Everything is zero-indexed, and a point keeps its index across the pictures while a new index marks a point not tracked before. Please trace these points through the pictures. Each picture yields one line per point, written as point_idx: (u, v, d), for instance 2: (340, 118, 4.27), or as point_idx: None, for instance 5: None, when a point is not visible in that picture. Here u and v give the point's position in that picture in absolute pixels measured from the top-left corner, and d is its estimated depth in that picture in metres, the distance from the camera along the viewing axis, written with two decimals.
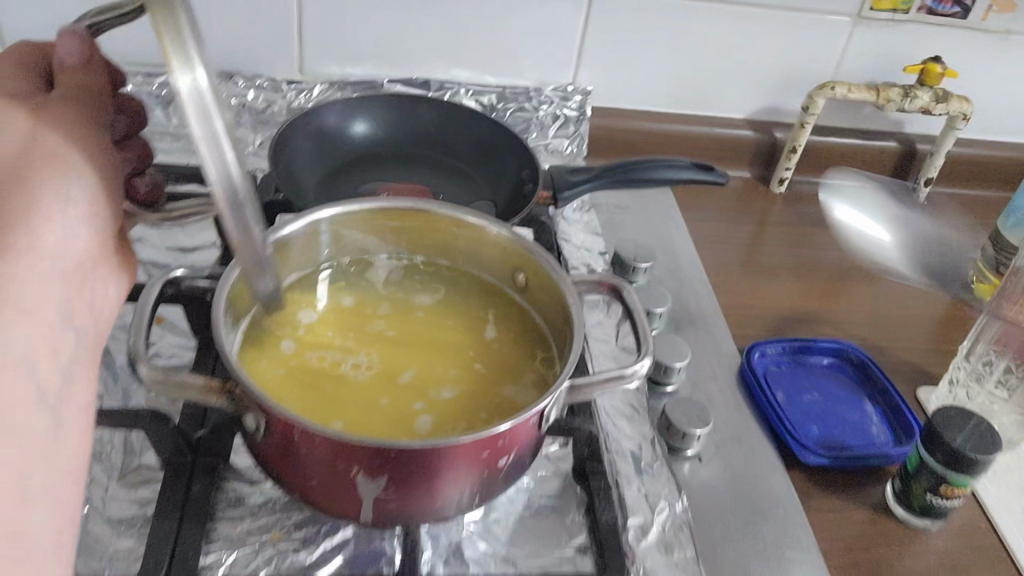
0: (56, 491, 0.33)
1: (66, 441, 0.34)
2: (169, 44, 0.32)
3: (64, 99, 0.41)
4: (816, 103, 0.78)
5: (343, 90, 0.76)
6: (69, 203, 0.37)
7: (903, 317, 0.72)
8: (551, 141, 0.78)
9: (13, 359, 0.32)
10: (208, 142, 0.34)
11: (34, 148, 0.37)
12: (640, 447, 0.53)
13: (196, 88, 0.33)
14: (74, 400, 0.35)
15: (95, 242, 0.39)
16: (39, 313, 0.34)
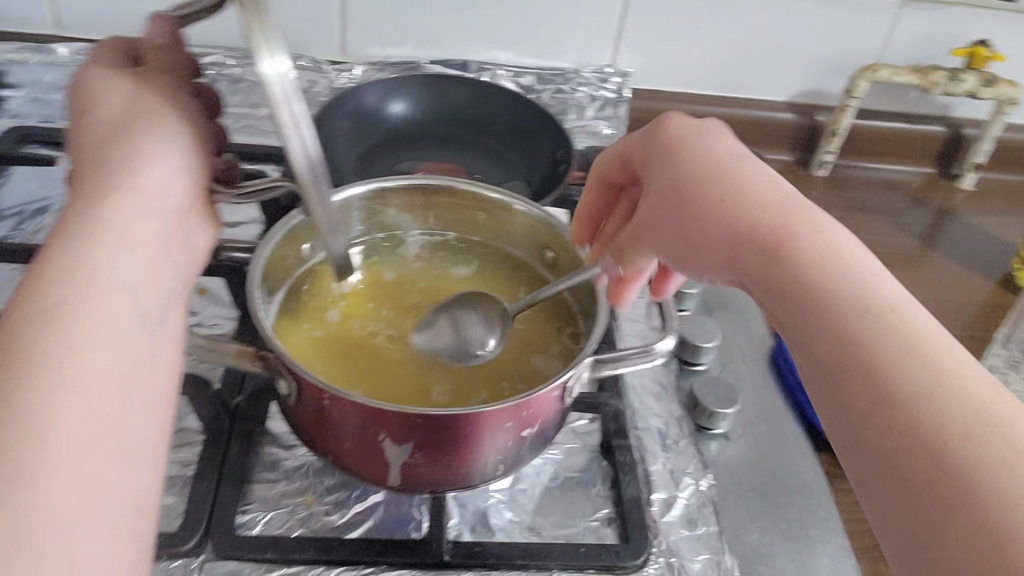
0: (152, 408, 0.33)
1: (162, 364, 0.35)
2: (252, 32, 0.32)
3: (156, 76, 0.43)
4: (858, 86, 0.77)
5: (383, 71, 0.77)
6: (166, 154, 0.41)
7: (941, 304, 0.71)
8: (590, 123, 0.78)
9: (116, 283, 0.34)
10: (292, 130, 0.34)
11: (137, 117, 0.41)
12: (667, 425, 0.54)
13: (280, 81, 0.33)
14: (168, 331, 0.37)
15: (186, 197, 0.42)
16: (141, 249, 0.37)
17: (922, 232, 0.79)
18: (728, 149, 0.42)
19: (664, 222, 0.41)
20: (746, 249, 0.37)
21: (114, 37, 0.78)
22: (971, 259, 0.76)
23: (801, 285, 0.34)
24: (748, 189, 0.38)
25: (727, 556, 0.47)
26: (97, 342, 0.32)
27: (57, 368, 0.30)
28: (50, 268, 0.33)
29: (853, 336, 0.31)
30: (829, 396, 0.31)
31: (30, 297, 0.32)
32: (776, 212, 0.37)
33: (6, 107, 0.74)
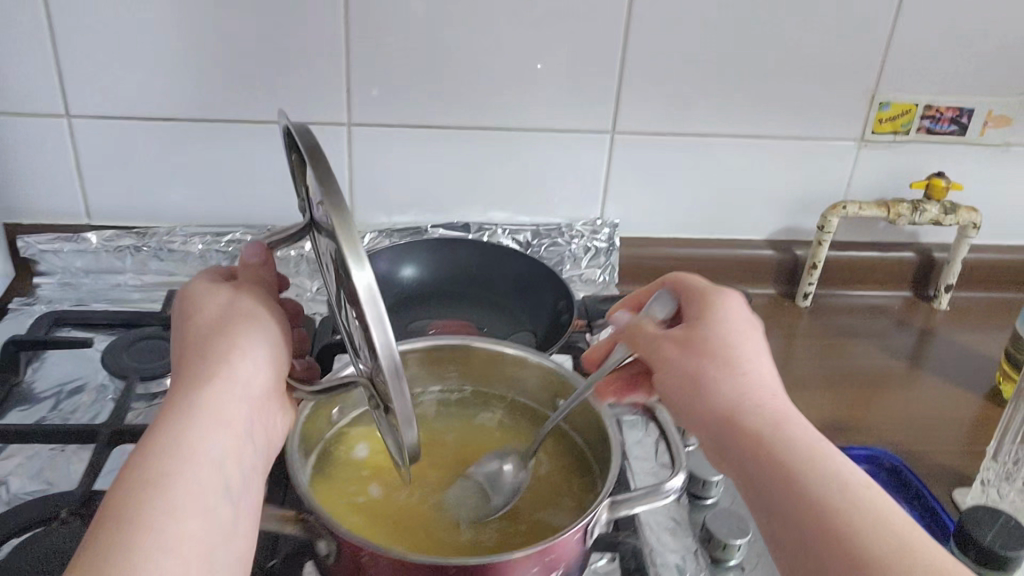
0: (228, 571, 0.40)
1: (242, 532, 0.42)
2: (345, 241, 0.41)
3: (251, 284, 0.52)
4: (830, 222, 0.83)
5: (391, 236, 0.83)
6: (254, 351, 0.47)
7: (934, 421, 0.74)
8: (586, 271, 0.85)
9: (209, 460, 0.42)
10: (376, 325, 0.40)
11: (232, 315, 0.49)
12: (684, 559, 0.56)
13: (367, 281, 0.40)
14: (250, 501, 0.44)
15: (275, 381, 0.48)
16: (229, 430, 0.44)
17: (908, 353, 0.83)
18: (744, 322, 0.51)
19: (675, 379, 0.49)
20: (741, 416, 0.46)
21: (138, 222, 0.84)
22: (957, 375, 0.80)
23: (789, 456, 0.43)
24: (748, 369, 0.48)
25: None
26: (186, 516, 0.39)
27: (155, 537, 0.38)
28: (157, 449, 0.41)
29: (829, 504, 0.41)
30: (798, 547, 0.41)
31: (139, 472, 0.40)
32: (770, 395, 0.47)
33: (39, 295, 0.79)
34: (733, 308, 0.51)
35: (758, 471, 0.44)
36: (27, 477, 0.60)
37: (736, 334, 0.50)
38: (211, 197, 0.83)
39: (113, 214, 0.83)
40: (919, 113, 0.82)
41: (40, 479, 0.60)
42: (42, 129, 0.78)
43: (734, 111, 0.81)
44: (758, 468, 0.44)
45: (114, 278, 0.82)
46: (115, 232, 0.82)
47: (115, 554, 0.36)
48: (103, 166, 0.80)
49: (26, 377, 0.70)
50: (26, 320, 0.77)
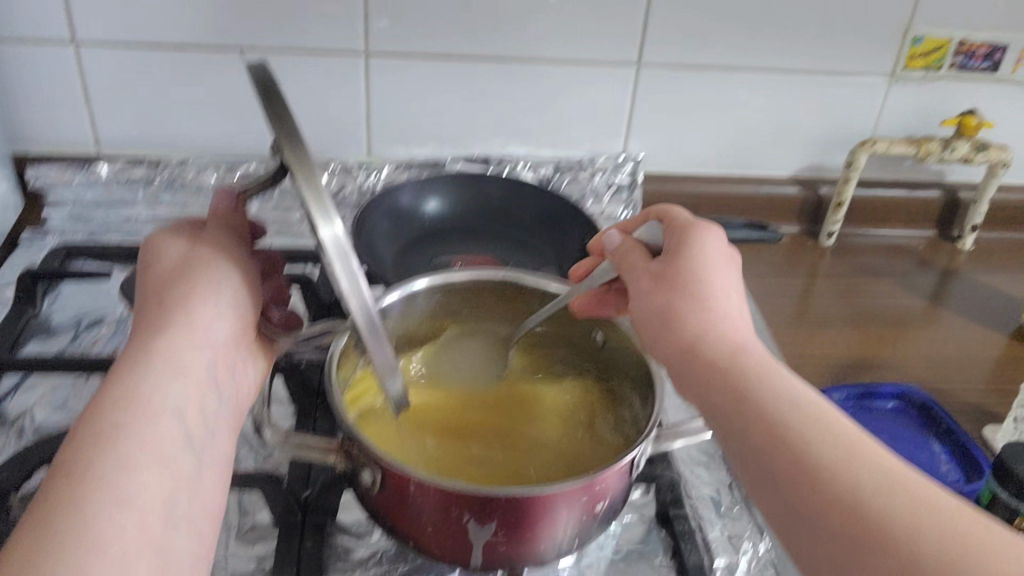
0: (194, 530, 0.36)
1: (206, 488, 0.38)
2: (308, 201, 0.38)
3: (216, 228, 0.48)
4: (858, 159, 0.82)
5: (410, 170, 0.82)
6: (219, 294, 0.44)
7: (959, 359, 0.74)
8: (607, 209, 0.83)
9: (167, 411, 0.38)
10: (347, 282, 0.39)
11: (192, 262, 0.45)
12: (718, 492, 0.56)
13: (334, 237, 0.38)
14: (213, 458, 0.40)
15: (238, 331, 0.45)
16: (189, 380, 0.40)
17: (931, 292, 0.82)
18: (717, 252, 0.44)
19: (645, 314, 0.44)
20: (706, 346, 0.41)
21: (149, 153, 0.82)
22: (981, 315, 0.80)
23: (751, 382, 0.39)
24: (716, 299, 0.42)
25: None
26: (145, 467, 0.35)
27: (108, 492, 0.33)
28: (107, 400, 0.37)
29: (787, 431, 0.37)
30: (769, 485, 0.36)
31: (90, 422, 0.36)
32: (736, 326, 0.42)
33: (50, 226, 0.78)
34: (705, 235, 0.45)
35: (721, 406, 0.39)
36: (51, 408, 0.59)
37: (701, 258, 0.44)
38: (225, 127, 0.81)
39: (124, 143, 0.81)
40: (953, 50, 0.80)
41: (64, 411, 0.59)
42: (48, 55, 0.75)
43: (764, 44, 0.79)
44: (722, 406, 0.39)
45: (126, 210, 0.80)
46: (126, 163, 0.80)
47: (65, 510, 0.32)
48: (112, 94, 0.78)
49: (42, 309, 0.69)
50: (40, 251, 0.75)
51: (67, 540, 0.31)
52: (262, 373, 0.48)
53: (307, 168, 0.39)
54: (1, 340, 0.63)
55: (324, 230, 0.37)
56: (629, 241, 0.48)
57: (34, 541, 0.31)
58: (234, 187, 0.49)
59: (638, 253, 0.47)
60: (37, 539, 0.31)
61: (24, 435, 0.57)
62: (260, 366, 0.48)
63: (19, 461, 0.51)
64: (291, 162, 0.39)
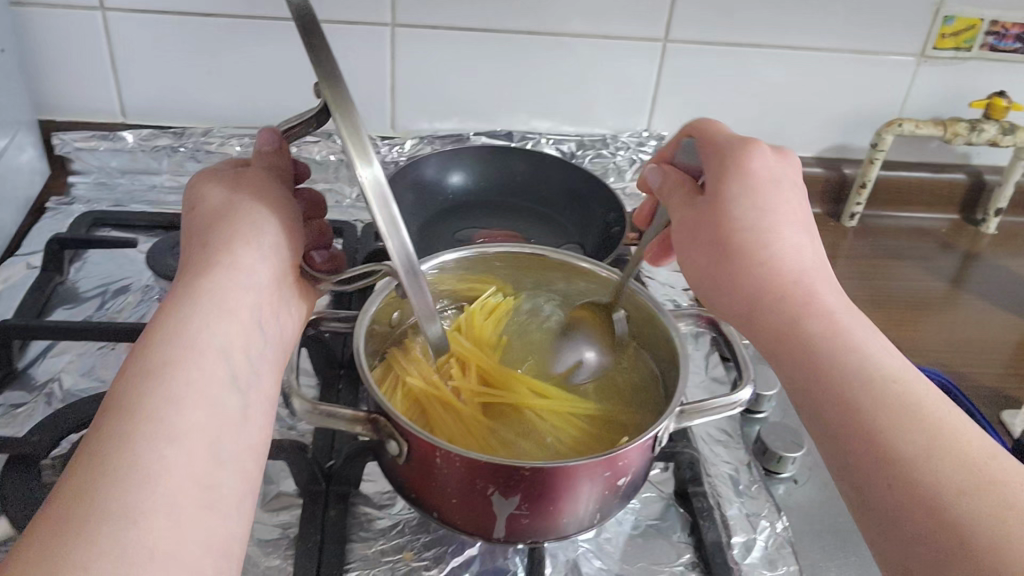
0: (243, 464, 0.36)
1: (254, 424, 0.37)
2: (350, 146, 0.37)
3: (257, 174, 0.48)
4: (885, 140, 0.81)
5: (433, 144, 0.82)
6: (259, 237, 0.44)
7: (980, 341, 0.74)
8: (630, 184, 0.83)
9: (212, 348, 0.37)
10: (387, 225, 0.38)
11: (235, 205, 0.45)
12: (736, 470, 0.57)
13: (374, 178, 0.37)
14: (261, 394, 0.39)
15: (280, 274, 0.44)
16: (232, 320, 0.39)
17: (952, 275, 0.82)
18: (770, 180, 0.46)
19: (681, 233, 0.47)
20: (768, 303, 0.43)
21: (173, 122, 0.82)
22: (1003, 299, 0.80)
23: (826, 351, 0.40)
24: (777, 252, 0.44)
25: None
26: (193, 404, 0.35)
27: (160, 426, 0.33)
28: (153, 340, 0.37)
29: (861, 407, 0.37)
30: (842, 456, 0.38)
31: (137, 364, 0.35)
32: (804, 282, 0.43)
33: (75, 194, 0.78)
34: (760, 162, 0.46)
35: (795, 375, 0.40)
36: (78, 374, 0.60)
37: (764, 204, 0.45)
38: (250, 98, 0.81)
39: (150, 111, 0.81)
40: (984, 30, 0.79)
41: (92, 376, 0.61)
42: (78, 21, 0.75)
43: (793, 21, 0.78)
44: (797, 376, 0.40)
45: (150, 178, 0.81)
46: (151, 132, 0.80)
47: (114, 444, 0.32)
48: (138, 61, 0.78)
49: (69, 277, 0.70)
50: (66, 218, 0.76)
51: (116, 472, 0.31)
52: (300, 318, 0.47)
53: (346, 109, 0.38)
54: (29, 306, 0.64)
55: (367, 174, 0.37)
56: (671, 174, 0.50)
57: (86, 473, 0.31)
58: (276, 127, 0.49)
59: (680, 190, 0.49)
60: (87, 472, 0.31)
61: (53, 400, 0.58)
62: (304, 309, 0.47)
63: (48, 427, 0.52)
64: (333, 106, 0.37)
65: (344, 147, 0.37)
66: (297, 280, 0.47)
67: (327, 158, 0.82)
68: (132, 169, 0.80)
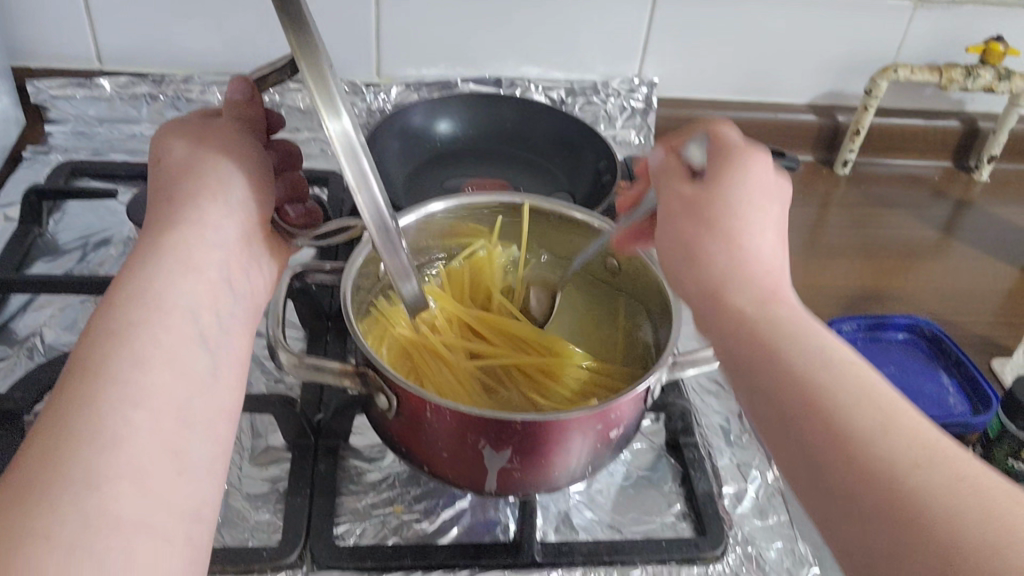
0: (211, 427, 0.35)
1: (224, 386, 0.37)
2: (315, 97, 0.35)
3: (223, 124, 0.46)
4: (880, 86, 0.80)
5: (419, 91, 0.80)
6: (227, 193, 0.43)
7: (971, 290, 0.74)
8: (620, 132, 0.82)
9: (178, 309, 0.36)
10: (356, 180, 0.37)
11: (200, 158, 0.43)
12: (727, 420, 0.57)
13: (343, 131, 0.36)
14: (232, 356, 0.38)
15: (248, 229, 0.43)
16: (200, 280, 0.38)
17: (944, 223, 0.82)
18: (763, 183, 0.39)
19: (667, 242, 0.40)
20: (730, 289, 0.38)
21: (150, 69, 0.80)
22: (995, 247, 0.79)
23: (771, 341, 0.36)
24: (746, 241, 0.38)
25: (801, 543, 0.50)
26: (158, 366, 0.34)
27: (125, 389, 0.32)
28: (117, 298, 0.35)
29: (814, 394, 0.34)
30: (791, 447, 0.34)
31: (101, 321, 0.34)
32: (763, 272, 0.38)
33: (51, 143, 0.76)
34: (759, 167, 0.40)
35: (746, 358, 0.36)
36: (61, 328, 0.59)
37: (751, 204, 0.39)
38: (231, 43, 0.79)
39: (126, 58, 0.79)
40: None
41: (74, 330, 0.59)
42: None
43: None
44: (744, 364, 0.36)
45: (129, 127, 0.79)
46: (129, 79, 0.78)
47: (79, 407, 0.31)
48: (112, 5, 0.75)
49: (48, 228, 0.68)
50: (43, 168, 0.74)
51: (80, 435, 0.30)
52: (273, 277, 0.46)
53: (314, 57, 0.35)
54: (7, 260, 0.63)
55: (336, 127, 0.35)
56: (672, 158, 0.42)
57: (48, 436, 0.30)
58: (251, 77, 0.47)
59: (680, 172, 0.41)
60: (50, 435, 0.30)
61: (36, 354, 0.57)
62: (276, 267, 0.46)
63: (32, 382, 0.51)
64: (298, 55, 0.35)
65: (311, 98, 0.35)
66: (266, 236, 0.46)
67: (311, 106, 0.80)
68: (110, 117, 0.78)
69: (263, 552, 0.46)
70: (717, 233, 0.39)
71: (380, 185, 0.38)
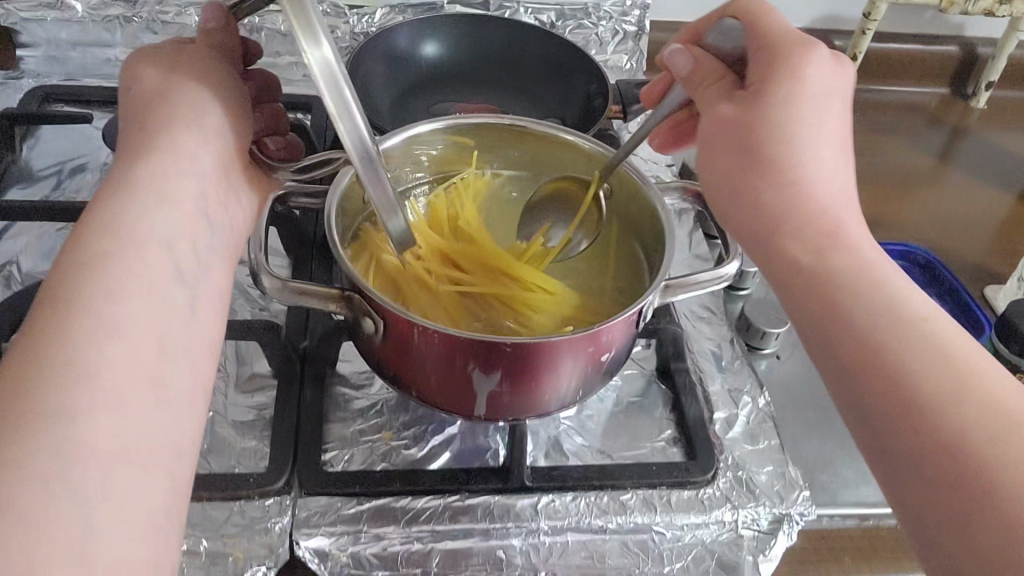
0: (193, 361, 0.34)
1: (204, 320, 0.36)
2: (293, 24, 0.33)
3: (198, 51, 0.44)
4: (878, 9, 0.77)
5: (404, 14, 0.77)
6: (201, 120, 0.41)
7: (966, 218, 0.73)
8: (612, 57, 0.79)
9: (156, 239, 0.35)
10: (337, 108, 0.35)
11: (173, 85, 0.41)
12: (719, 346, 0.56)
13: (324, 60, 0.33)
14: (211, 289, 0.37)
15: (224, 160, 0.42)
16: (178, 210, 0.37)
17: (940, 150, 0.80)
18: (822, 91, 0.40)
19: (720, 163, 0.41)
20: (787, 223, 0.38)
21: None
22: (990, 175, 0.78)
23: (843, 292, 0.34)
24: (807, 165, 0.39)
25: (792, 467, 0.49)
26: (134, 298, 0.32)
27: (100, 320, 0.31)
28: (89, 228, 0.34)
29: (880, 350, 0.32)
30: (853, 404, 0.32)
31: (72, 252, 0.33)
32: (825, 206, 0.38)
33: (23, 68, 0.74)
34: (813, 71, 0.40)
35: (804, 306, 0.36)
36: (38, 257, 0.58)
37: (802, 119, 0.39)
38: None
39: None
40: None
41: (52, 259, 0.58)
42: None
43: None
44: (809, 313, 0.35)
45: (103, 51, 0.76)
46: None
47: (52, 338, 0.29)
48: None
49: (22, 155, 0.66)
50: (14, 93, 0.71)
51: (54, 365, 0.29)
52: (251, 210, 0.45)
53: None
54: None
55: (316, 55, 0.33)
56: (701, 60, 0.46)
57: (19, 367, 0.29)
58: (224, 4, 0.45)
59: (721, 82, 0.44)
60: (20, 365, 0.29)
61: (13, 282, 0.56)
62: (254, 202, 0.45)
63: (8, 310, 0.49)
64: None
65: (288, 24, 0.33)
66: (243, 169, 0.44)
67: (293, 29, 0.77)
68: (83, 41, 0.75)
69: (250, 479, 0.45)
70: (769, 156, 0.39)
71: (364, 118, 0.37)
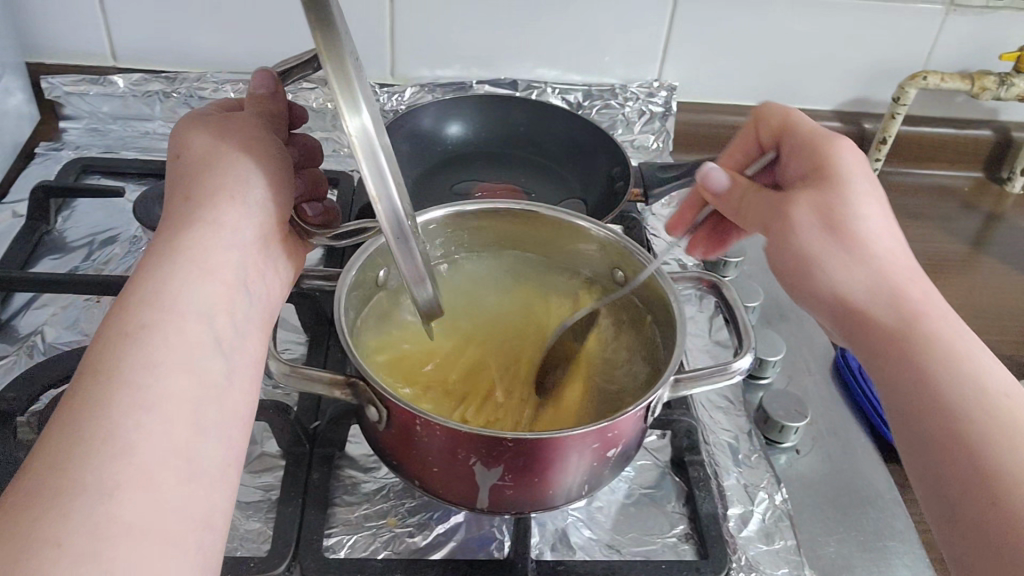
0: (227, 429, 0.34)
1: (239, 388, 0.36)
2: (336, 90, 0.34)
3: (244, 119, 0.44)
4: (908, 94, 0.77)
5: (434, 92, 0.79)
6: (247, 191, 0.41)
7: (1000, 307, 0.71)
8: (637, 137, 0.80)
9: (195, 311, 0.35)
10: (374, 180, 0.35)
11: (220, 153, 0.41)
12: (737, 439, 0.55)
13: (362, 127, 0.34)
14: (246, 356, 0.37)
15: (267, 230, 0.42)
16: (215, 280, 0.37)
17: (974, 236, 0.79)
18: (856, 165, 0.46)
19: (778, 249, 0.46)
20: (869, 307, 0.42)
21: (165, 66, 0.79)
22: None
23: (921, 344, 0.40)
24: (876, 245, 0.43)
25: (807, 570, 0.47)
26: (173, 367, 0.33)
27: (136, 393, 0.31)
28: (131, 299, 0.34)
29: (971, 447, 0.36)
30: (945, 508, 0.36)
31: (113, 325, 0.33)
32: (907, 280, 0.42)
33: (65, 140, 0.76)
34: (845, 158, 0.46)
35: (900, 391, 0.39)
36: (63, 327, 0.59)
37: (870, 199, 0.44)
38: (247, 41, 0.78)
39: (142, 56, 0.78)
40: None
41: (76, 329, 0.59)
42: None
43: None
44: (890, 383, 0.40)
45: (143, 124, 0.79)
46: (143, 76, 0.78)
47: (90, 412, 0.30)
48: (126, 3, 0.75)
49: (57, 225, 0.68)
50: (55, 164, 0.73)
51: (91, 442, 0.29)
52: (289, 280, 0.45)
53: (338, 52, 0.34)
54: (14, 257, 0.62)
55: (354, 124, 0.34)
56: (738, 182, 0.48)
57: (57, 443, 0.30)
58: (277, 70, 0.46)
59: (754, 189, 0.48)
60: (59, 442, 0.29)
61: (35, 353, 0.57)
62: (291, 273, 0.45)
63: (25, 382, 0.50)
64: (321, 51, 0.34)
65: (330, 91, 0.34)
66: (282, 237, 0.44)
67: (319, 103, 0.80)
68: (124, 115, 0.78)
69: (250, 562, 0.44)
70: (858, 241, 0.43)
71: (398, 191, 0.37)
